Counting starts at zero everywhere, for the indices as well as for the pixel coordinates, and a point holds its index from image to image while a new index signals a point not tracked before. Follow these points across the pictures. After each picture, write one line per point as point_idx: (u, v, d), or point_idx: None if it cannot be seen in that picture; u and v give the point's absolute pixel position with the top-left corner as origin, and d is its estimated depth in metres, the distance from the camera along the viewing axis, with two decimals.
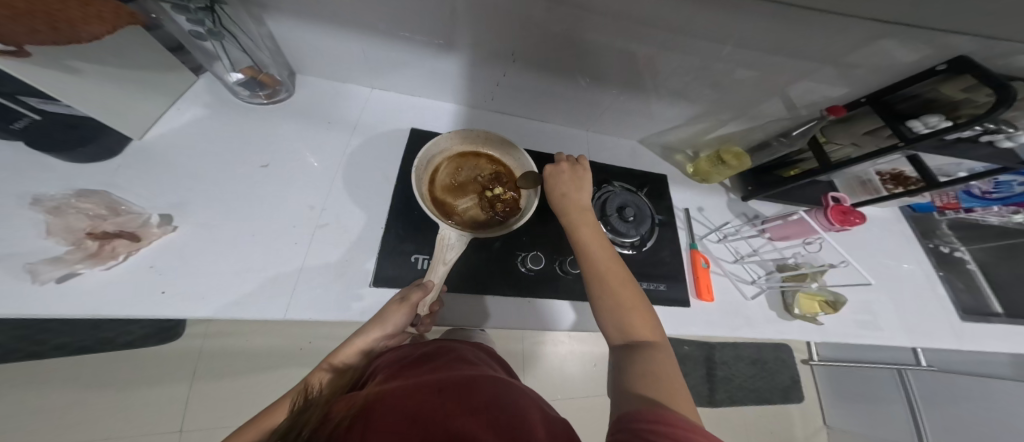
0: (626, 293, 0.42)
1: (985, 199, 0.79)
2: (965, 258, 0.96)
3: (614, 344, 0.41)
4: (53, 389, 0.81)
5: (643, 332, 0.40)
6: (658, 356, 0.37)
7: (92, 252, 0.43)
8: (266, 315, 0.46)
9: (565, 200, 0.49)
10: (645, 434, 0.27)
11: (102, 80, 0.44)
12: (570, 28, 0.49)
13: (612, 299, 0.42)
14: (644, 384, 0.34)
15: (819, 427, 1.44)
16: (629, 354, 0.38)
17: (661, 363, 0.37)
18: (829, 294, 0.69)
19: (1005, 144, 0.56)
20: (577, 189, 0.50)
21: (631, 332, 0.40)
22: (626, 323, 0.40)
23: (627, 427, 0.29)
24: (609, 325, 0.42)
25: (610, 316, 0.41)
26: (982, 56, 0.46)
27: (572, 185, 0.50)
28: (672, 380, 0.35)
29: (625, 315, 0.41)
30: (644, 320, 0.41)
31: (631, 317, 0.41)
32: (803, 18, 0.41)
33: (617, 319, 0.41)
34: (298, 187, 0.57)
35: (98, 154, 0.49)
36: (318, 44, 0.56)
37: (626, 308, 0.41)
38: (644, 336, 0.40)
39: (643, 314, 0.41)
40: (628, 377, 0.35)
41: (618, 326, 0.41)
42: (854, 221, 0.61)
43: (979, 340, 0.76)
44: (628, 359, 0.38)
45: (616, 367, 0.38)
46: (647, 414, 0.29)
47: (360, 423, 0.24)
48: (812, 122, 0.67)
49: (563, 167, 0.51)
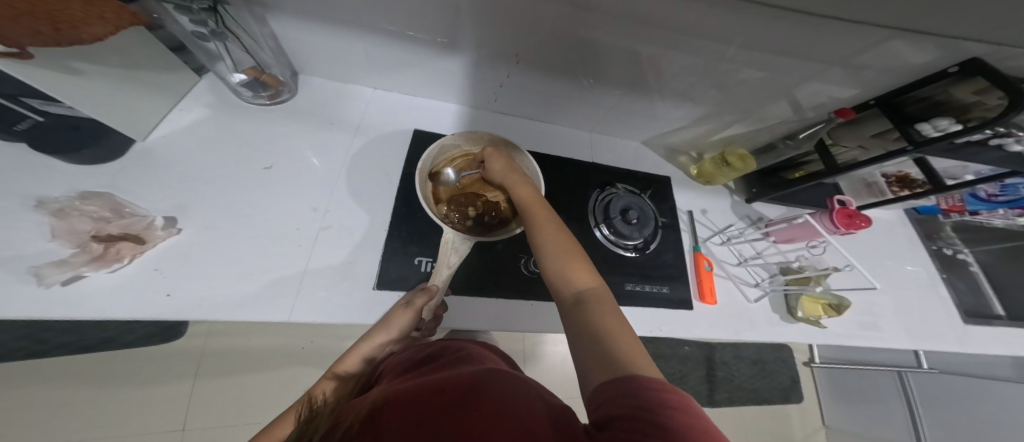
0: (568, 255, 0.41)
1: (991, 203, 0.78)
2: (967, 260, 0.94)
3: (563, 301, 0.40)
4: (57, 387, 0.82)
5: (587, 280, 0.40)
6: (605, 305, 0.38)
7: (97, 255, 0.43)
8: (270, 317, 0.46)
9: (506, 177, 0.49)
10: (640, 403, 0.27)
11: (105, 80, 0.44)
12: (575, 27, 0.48)
13: (563, 267, 0.41)
14: (606, 338, 0.34)
15: (817, 427, 1.44)
16: (581, 310, 0.37)
17: (610, 313, 0.37)
18: (834, 298, 0.69)
19: (1014, 147, 0.56)
20: (514, 167, 0.51)
21: (576, 283, 0.39)
22: (571, 277, 0.40)
23: (614, 400, 0.28)
24: (560, 287, 0.40)
25: (559, 274, 0.40)
26: (992, 58, 0.46)
27: (508, 163, 0.51)
28: (624, 325, 0.35)
29: (569, 269, 0.40)
30: (585, 269, 0.41)
31: (574, 271, 0.40)
32: (811, 18, 0.41)
33: (563, 275, 0.40)
34: (301, 189, 0.56)
35: (103, 155, 0.49)
36: (322, 44, 0.56)
37: (576, 271, 0.40)
38: (589, 285, 0.40)
39: (585, 264, 0.41)
40: (587, 335, 0.35)
41: (566, 282, 0.40)
42: (860, 225, 0.61)
43: (983, 343, 0.75)
44: (581, 315, 0.37)
45: (572, 327, 0.37)
46: (626, 381, 0.29)
47: (368, 430, 0.23)
48: (818, 126, 0.65)
49: (499, 152, 0.52)
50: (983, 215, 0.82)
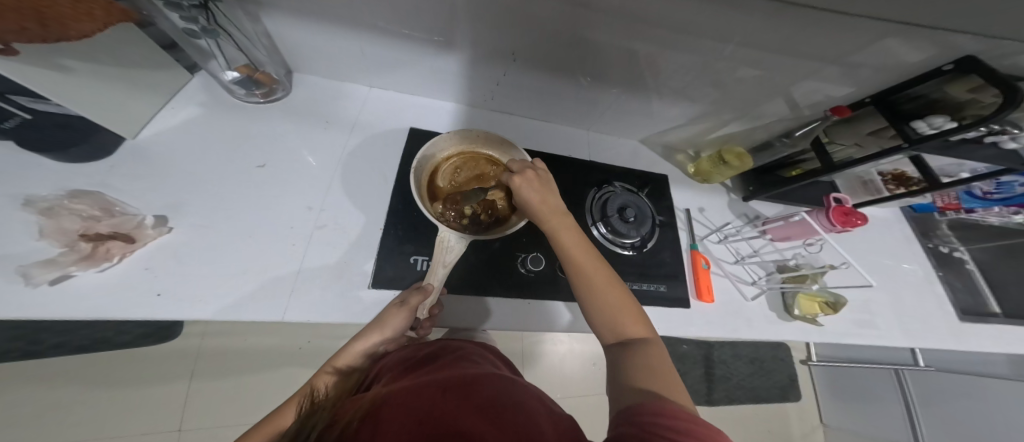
0: (616, 296, 0.41)
1: (986, 200, 0.78)
2: (964, 258, 0.94)
3: (607, 344, 0.40)
4: (50, 388, 0.81)
5: (635, 330, 0.39)
6: (650, 352, 0.37)
7: (85, 254, 0.43)
8: (262, 318, 0.46)
9: (540, 208, 0.43)
10: (654, 427, 0.27)
11: (94, 78, 0.43)
12: (571, 26, 0.48)
13: (601, 303, 0.40)
14: (645, 378, 0.34)
15: (816, 425, 1.45)
16: (624, 354, 0.37)
17: (654, 359, 0.36)
18: (830, 296, 0.69)
19: (1009, 144, 0.56)
20: (550, 193, 0.44)
21: (622, 330, 0.39)
22: (618, 322, 0.40)
23: (631, 421, 0.29)
24: (601, 326, 0.41)
25: (602, 316, 0.40)
26: (988, 56, 0.46)
27: (544, 191, 0.44)
28: (671, 374, 0.35)
29: (616, 314, 0.40)
30: (635, 318, 0.40)
31: (622, 315, 0.40)
32: (809, 15, 0.40)
33: (608, 317, 0.40)
34: (296, 188, 0.56)
35: (91, 153, 0.48)
36: (315, 42, 0.56)
37: (614, 308, 0.40)
38: (637, 334, 0.39)
39: (633, 310, 0.40)
40: (626, 373, 0.35)
41: (610, 327, 0.40)
42: (856, 222, 0.61)
43: (978, 339, 0.76)
44: (623, 359, 0.37)
45: (612, 367, 0.38)
46: (648, 407, 0.29)
47: (367, 427, 0.23)
48: (816, 123, 0.66)
49: (530, 176, 0.44)
50: (979, 212, 0.83)
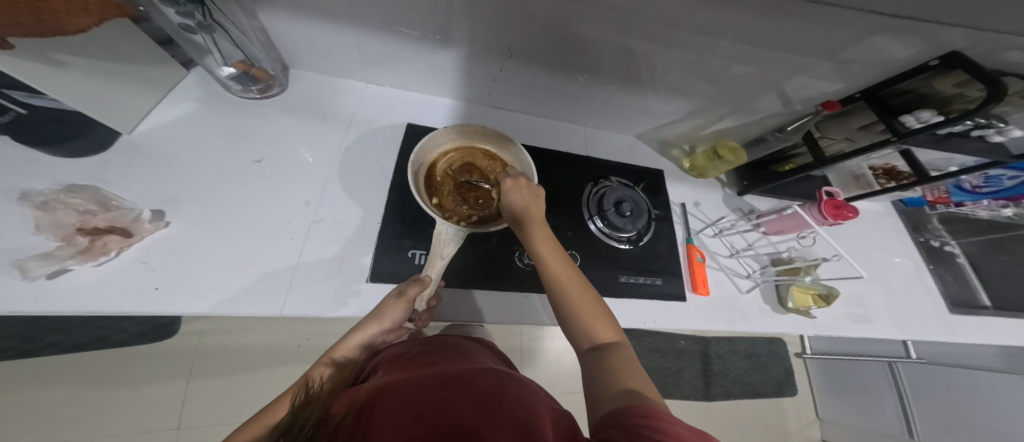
0: (587, 303, 0.41)
1: (975, 193, 0.80)
2: (953, 251, 0.95)
3: (583, 351, 0.40)
4: (43, 389, 0.80)
5: (607, 334, 0.39)
6: (622, 356, 0.37)
7: (83, 248, 0.43)
8: (262, 311, 0.46)
9: (526, 212, 0.45)
10: (639, 429, 0.26)
11: (87, 73, 0.43)
12: (567, 21, 0.48)
13: (575, 308, 0.41)
14: (619, 383, 0.33)
15: (811, 420, 1.46)
16: (598, 359, 0.37)
17: (625, 361, 0.36)
18: (823, 288, 0.71)
19: (995, 137, 0.58)
20: (538, 202, 0.46)
21: (595, 335, 0.39)
22: (590, 328, 0.40)
23: (615, 423, 0.28)
24: (576, 332, 0.40)
25: (577, 323, 0.40)
26: (974, 51, 0.47)
27: (532, 198, 0.46)
28: (640, 376, 0.34)
29: (588, 320, 0.40)
30: (606, 323, 0.40)
31: (593, 322, 0.40)
32: (801, 10, 0.41)
33: (582, 324, 0.40)
34: (294, 182, 0.56)
35: (89, 148, 0.48)
36: (314, 39, 0.56)
37: (588, 314, 0.40)
38: (608, 338, 0.39)
39: (604, 316, 0.41)
40: (601, 377, 0.35)
41: (583, 333, 0.40)
42: (848, 215, 0.64)
43: (968, 331, 0.77)
44: (597, 364, 0.37)
45: (588, 373, 0.37)
46: (632, 410, 0.29)
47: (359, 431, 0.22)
48: (807, 117, 0.67)
49: (521, 182, 0.46)
50: (968, 206, 0.85)
